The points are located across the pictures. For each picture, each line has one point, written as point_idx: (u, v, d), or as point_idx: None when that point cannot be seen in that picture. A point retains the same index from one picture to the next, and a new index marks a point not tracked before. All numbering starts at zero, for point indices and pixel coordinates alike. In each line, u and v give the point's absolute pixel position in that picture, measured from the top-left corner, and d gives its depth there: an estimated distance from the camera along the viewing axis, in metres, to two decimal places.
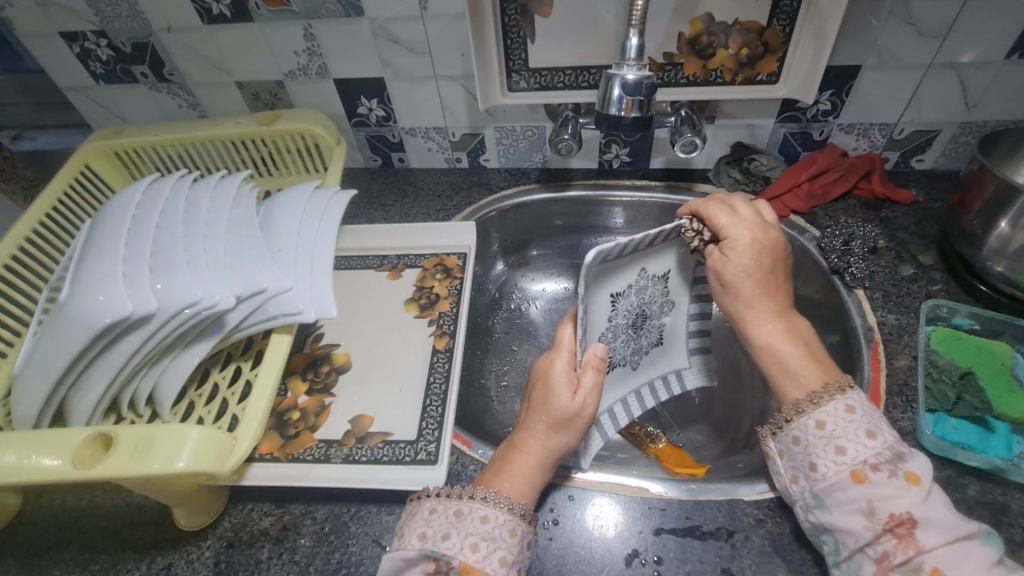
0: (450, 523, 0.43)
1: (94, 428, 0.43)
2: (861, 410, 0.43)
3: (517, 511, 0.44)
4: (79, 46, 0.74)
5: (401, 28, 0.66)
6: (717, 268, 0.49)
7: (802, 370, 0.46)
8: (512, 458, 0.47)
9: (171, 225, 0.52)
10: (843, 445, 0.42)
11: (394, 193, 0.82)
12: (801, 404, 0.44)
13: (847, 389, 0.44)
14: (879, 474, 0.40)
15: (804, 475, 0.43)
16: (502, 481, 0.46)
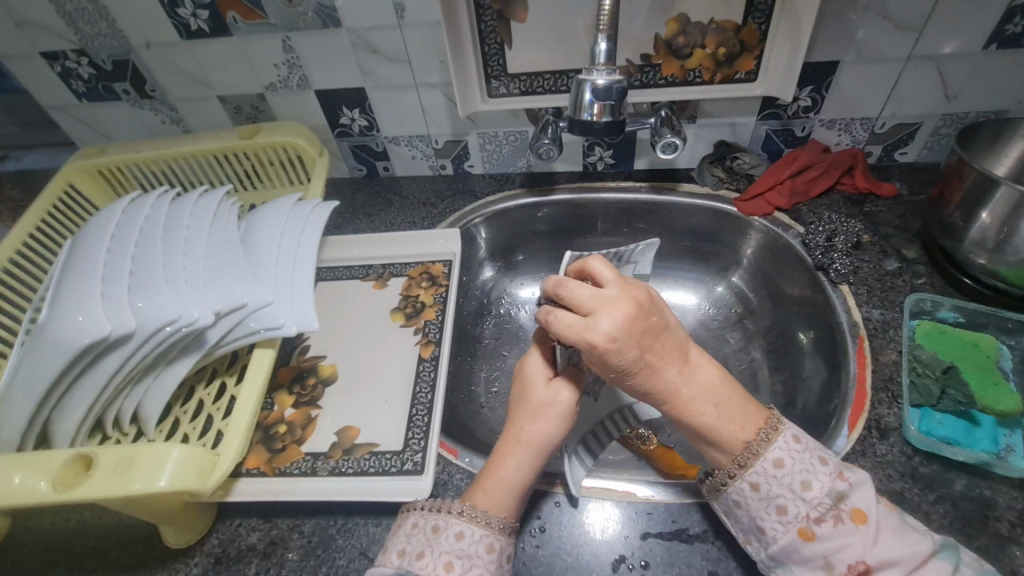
0: (425, 541, 0.43)
1: (76, 449, 0.43)
2: (790, 454, 0.43)
3: (495, 526, 0.44)
4: (59, 65, 0.74)
5: (378, 37, 0.66)
6: (601, 358, 0.43)
7: (724, 433, 0.44)
8: (493, 468, 0.48)
9: (151, 243, 0.52)
10: (783, 504, 0.42)
11: (380, 202, 0.82)
12: (739, 461, 0.43)
13: (774, 435, 0.44)
14: (824, 527, 0.41)
15: (755, 536, 0.43)
16: (486, 494, 0.46)
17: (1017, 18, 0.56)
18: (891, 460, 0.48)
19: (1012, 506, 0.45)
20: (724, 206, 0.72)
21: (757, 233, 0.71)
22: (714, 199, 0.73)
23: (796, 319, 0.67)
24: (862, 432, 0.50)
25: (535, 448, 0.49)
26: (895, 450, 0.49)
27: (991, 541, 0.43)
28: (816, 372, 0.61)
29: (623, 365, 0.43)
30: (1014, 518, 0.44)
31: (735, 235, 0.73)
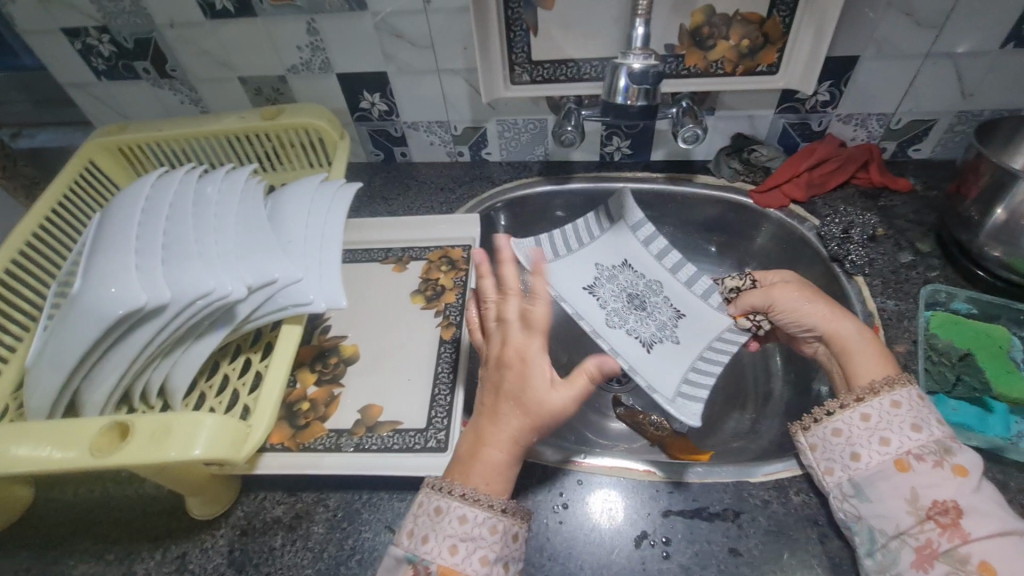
0: (429, 523, 0.43)
1: (109, 418, 0.43)
2: (909, 400, 0.45)
3: (496, 508, 0.44)
4: (80, 42, 0.74)
5: (403, 22, 0.67)
6: (779, 295, 0.58)
7: (866, 368, 0.49)
8: (484, 447, 0.45)
9: (181, 218, 0.52)
10: (887, 436, 0.44)
11: (397, 187, 0.82)
12: (873, 388, 0.47)
13: (897, 386, 0.46)
14: (924, 464, 0.42)
15: (841, 467, 0.45)
16: (484, 477, 0.44)
17: None
18: None
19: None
20: (741, 197, 0.73)
21: (772, 224, 0.72)
22: (731, 190, 0.73)
23: None
24: None
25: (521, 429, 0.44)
26: None
27: None
28: None
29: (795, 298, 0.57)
30: None
31: (750, 227, 0.74)
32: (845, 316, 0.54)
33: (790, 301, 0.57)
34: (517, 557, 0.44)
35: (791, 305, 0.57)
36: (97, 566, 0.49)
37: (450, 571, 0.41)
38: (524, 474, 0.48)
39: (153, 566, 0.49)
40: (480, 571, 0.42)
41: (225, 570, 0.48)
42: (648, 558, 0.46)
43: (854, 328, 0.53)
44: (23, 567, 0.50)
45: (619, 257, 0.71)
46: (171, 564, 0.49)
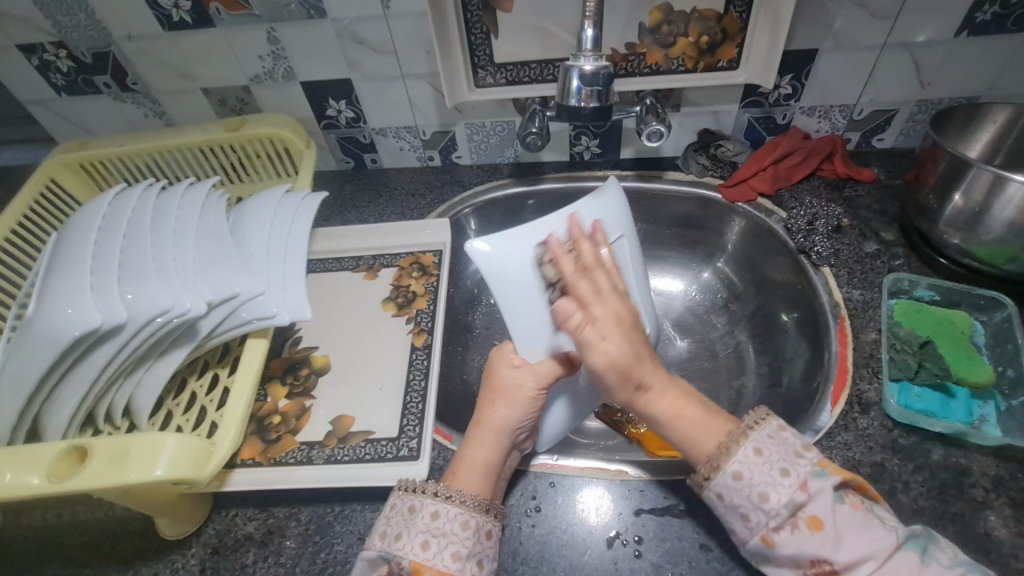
0: (403, 522, 0.44)
1: (67, 441, 0.43)
2: (749, 466, 0.41)
3: (469, 504, 0.45)
4: (37, 58, 0.73)
5: (364, 28, 0.66)
6: (603, 314, 0.46)
7: (699, 433, 0.44)
8: (465, 453, 0.49)
9: (139, 235, 0.52)
10: (759, 500, 0.40)
11: (368, 194, 0.82)
12: (715, 460, 0.42)
13: (746, 434, 0.42)
14: (783, 533, 0.39)
15: (731, 536, 0.42)
16: (462, 477, 0.47)
17: (987, 6, 0.58)
18: (872, 432, 0.50)
19: (986, 472, 0.47)
20: (710, 192, 0.73)
21: (741, 219, 0.72)
22: (699, 185, 0.74)
23: (779, 303, 0.69)
24: (844, 408, 0.52)
25: (496, 431, 0.50)
26: (875, 423, 0.51)
27: (966, 506, 0.45)
28: (799, 352, 0.63)
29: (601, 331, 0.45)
30: (987, 484, 0.46)
31: (720, 221, 0.75)
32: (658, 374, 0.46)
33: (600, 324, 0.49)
34: (491, 556, 0.44)
35: (586, 327, 0.45)
36: None
37: (423, 567, 0.41)
38: (498, 480, 0.48)
39: None
40: (452, 567, 0.42)
41: None
42: (620, 557, 0.46)
43: (666, 388, 0.46)
44: None
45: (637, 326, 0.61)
46: None
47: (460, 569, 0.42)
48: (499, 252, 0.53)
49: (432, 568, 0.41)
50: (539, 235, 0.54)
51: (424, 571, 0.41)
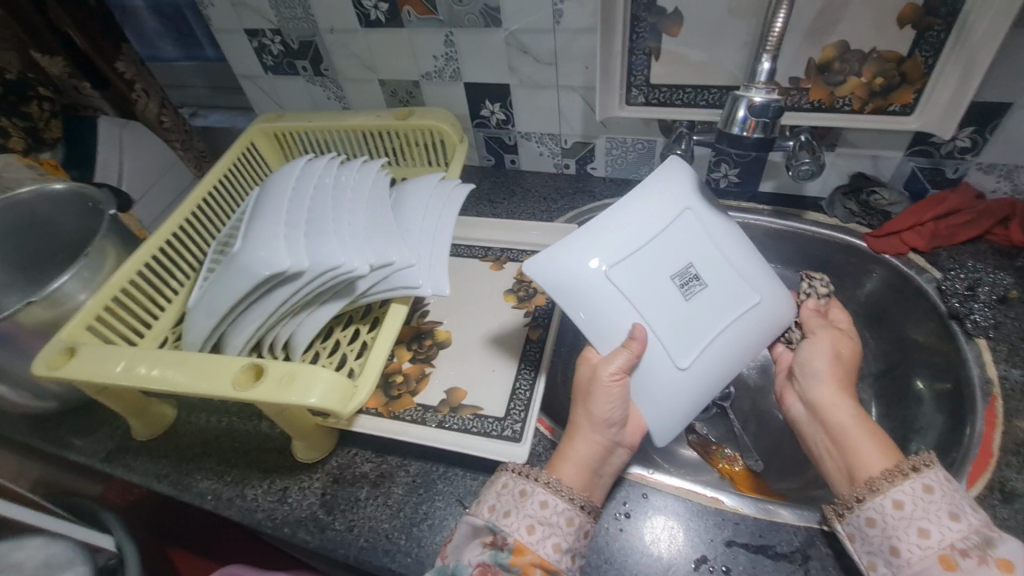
0: (513, 501, 0.46)
1: (248, 359, 0.51)
2: (914, 499, 0.42)
3: (576, 502, 0.47)
4: (257, 41, 0.87)
5: (531, 39, 0.71)
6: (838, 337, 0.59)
7: (868, 455, 0.47)
8: (565, 449, 0.51)
9: (323, 199, 0.60)
10: (925, 526, 0.41)
11: (504, 192, 0.88)
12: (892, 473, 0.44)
13: (921, 465, 0.43)
14: (968, 560, 0.39)
15: (883, 561, 0.42)
16: (561, 470, 0.49)
17: None
18: (1013, 526, 0.46)
19: None
20: (854, 239, 0.70)
21: (884, 272, 0.68)
22: (842, 230, 0.71)
23: (917, 367, 0.64)
24: (982, 492, 0.48)
25: (591, 420, 0.52)
26: (1019, 516, 0.46)
27: None
28: (933, 424, 0.58)
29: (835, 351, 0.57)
30: None
31: (858, 271, 0.71)
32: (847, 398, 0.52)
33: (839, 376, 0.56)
34: (583, 554, 0.47)
35: (805, 377, 0.57)
36: (217, 483, 0.58)
37: (525, 548, 0.44)
38: (596, 476, 0.50)
39: (260, 494, 0.57)
40: (551, 556, 0.44)
41: (318, 510, 0.54)
42: None
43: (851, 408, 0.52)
44: (161, 474, 0.60)
45: (726, 299, 0.56)
46: (274, 495, 0.56)
47: (558, 560, 0.45)
48: (552, 260, 0.54)
49: (534, 553, 0.44)
50: (592, 235, 0.55)
51: (526, 553, 0.44)
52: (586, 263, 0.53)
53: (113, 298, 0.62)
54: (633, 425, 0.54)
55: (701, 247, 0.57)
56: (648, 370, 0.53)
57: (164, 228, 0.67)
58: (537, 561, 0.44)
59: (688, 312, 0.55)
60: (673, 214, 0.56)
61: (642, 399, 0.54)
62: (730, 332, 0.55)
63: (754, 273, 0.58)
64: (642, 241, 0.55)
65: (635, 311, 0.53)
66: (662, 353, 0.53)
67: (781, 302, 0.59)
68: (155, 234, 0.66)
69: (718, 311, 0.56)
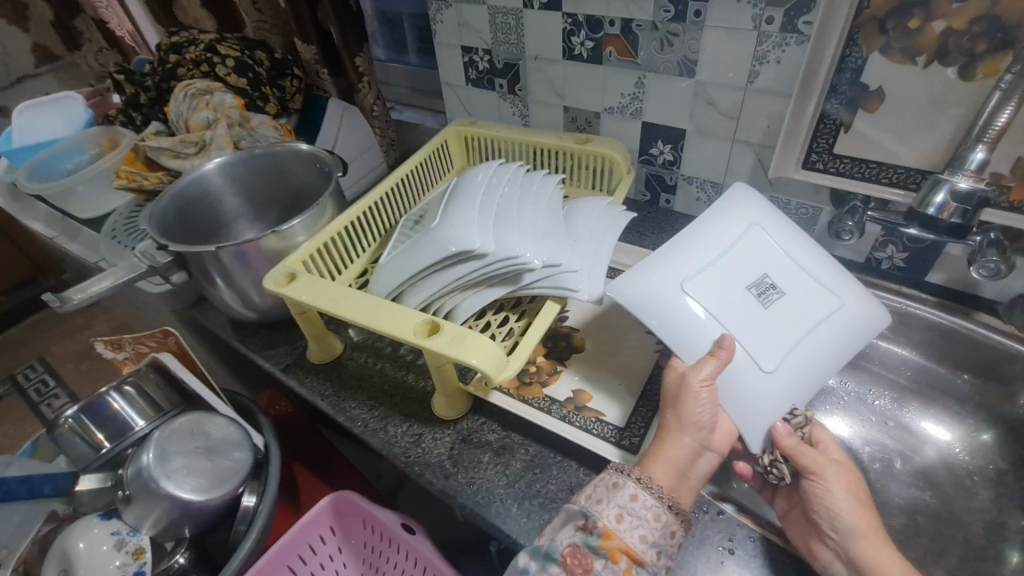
0: (605, 491, 0.49)
1: (427, 316, 0.60)
2: None
3: (665, 501, 0.48)
4: (469, 58, 1.01)
5: (720, 93, 0.76)
6: (836, 470, 0.51)
7: None
8: (656, 449, 0.52)
9: (509, 199, 0.70)
10: None
11: (654, 227, 0.93)
12: None
13: None
14: None
15: None
16: (656, 470, 0.50)
17: None
18: None
19: None
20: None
21: None
22: (1019, 339, 0.67)
23: None
24: None
25: (683, 426, 0.53)
26: None
27: None
28: None
29: (829, 483, 0.51)
30: None
31: None
32: (886, 548, 0.48)
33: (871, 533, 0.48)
34: (670, 555, 0.48)
35: (835, 530, 0.49)
36: (366, 414, 0.68)
37: (613, 534, 0.46)
38: (685, 477, 0.51)
39: (399, 433, 0.65)
40: (637, 546, 0.46)
41: (445, 460, 0.62)
42: None
43: (883, 544, 0.48)
44: (324, 394, 0.71)
45: (798, 302, 0.62)
46: (411, 437, 0.65)
47: (644, 551, 0.46)
48: (631, 282, 0.60)
49: (620, 539, 0.46)
50: (665, 256, 0.62)
51: (613, 538, 0.46)
52: (653, 278, 0.60)
53: (325, 243, 0.75)
54: (722, 435, 0.56)
55: (771, 258, 0.64)
56: (738, 372, 0.58)
57: (370, 196, 0.81)
58: (624, 548, 0.46)
59: (769, 317, 0.60)
60: (741, 233, 0.64)
61: (733, 407, 0.57)
62: (816, 336, 0.60)
63: (831, 283, 0.64)
64: (718, 257, 0.63)
65: (717, 323, 0.59)
66: (748, 357, 0.58)
67: (869, 310, 0.63)
68: (363, 199, 0.80)
69: (799, 315, 0.61)
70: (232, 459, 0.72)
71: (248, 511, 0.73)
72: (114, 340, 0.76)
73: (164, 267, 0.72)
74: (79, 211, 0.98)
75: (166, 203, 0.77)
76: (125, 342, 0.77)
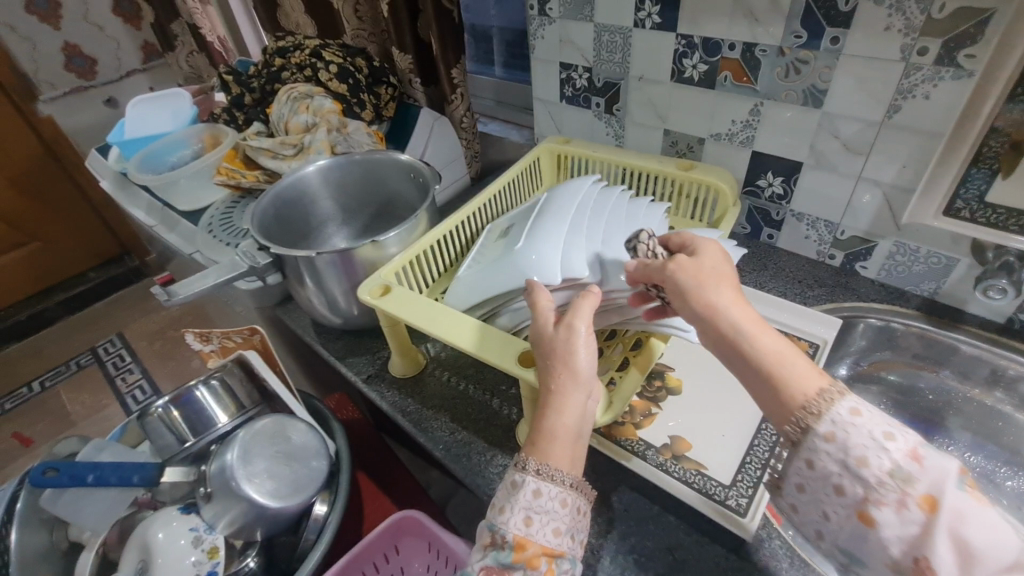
0: (506, 496, 0.44)
1: (526, 344, 0.57)
2: (849, 429, 0.38)
3: (568, 484, 0.44)
4: (567, 75, 0.98)
5: (851, 126, 0.70)
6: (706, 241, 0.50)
7: (782, 377, 0.41)
8: (548, 425, 0.45)
9: (612, 227, 0.66)
10: (842, 485, 0.38)
11: (753, 262, 0.87)
12: (811, 406, 0.40)
13: (836, 397, 0.40)
14: (884, 511, 0.36)
15: (825, 530, 0.41)
16: (555, 452, 0.44)
17: None
18: None
19: None
20: None
21: None
22: None
23: None
24: None
25: (578, 380, 0.46)
26: None
27: None
28: None
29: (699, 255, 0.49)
30: None
31: None
32: (729, 291, 0.45)
33: (700, 280, 0.46)
34: (582, 529, 0.45)
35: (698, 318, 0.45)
36: (449, 437, 0.65)
37: (525, 542, 0.42)
38: (582, 445, 0.46)
39: (484, 462, 0.62)
40: (553, 542, 0.43)
41: None
42: None
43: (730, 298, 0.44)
44: (405, 410, 0.69)
45: (526, 216, 0.75)
46: (495, 468, 0.62)
47: (559, 544, 0.43)
48: (468, 285, 0.68)
49: (535, 544, 0.42)
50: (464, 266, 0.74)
51: (527, 547, 0.42)
52: (469, 273, 0.70)
53: (417, 255, 0.74)
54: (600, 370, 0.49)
55: (518, 217, 0.78)
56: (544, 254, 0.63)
57: (463, 211, 0.79)
58: (540, 551, 0.42)
59: (518, 229, 0.72)
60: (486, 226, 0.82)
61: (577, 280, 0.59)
62: (567, 200, 0.71)
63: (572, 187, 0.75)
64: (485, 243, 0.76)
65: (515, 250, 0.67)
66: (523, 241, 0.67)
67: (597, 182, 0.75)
68: (456, 213, 0.78)
69: (537, 210, 0.74)
70: (310, 467, 0.72)
71: (319, 520, 0.72)
72: (203, 333, 0.78)
73: (263, 268, 0.73)
74: (179, 203, 1.01)
75: (267, 203, 0.78)
76: (213, 336, 0.79)
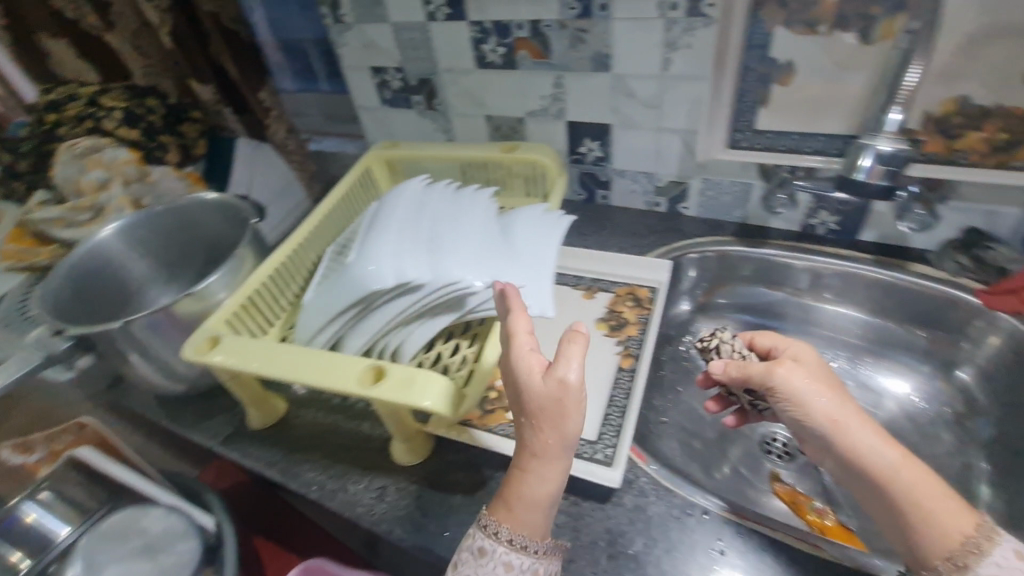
0: (473, 562, 0.44)
1: (370, 361, 0.56)
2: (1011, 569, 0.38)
3: (534, 554, 0.44)
4: (381, 78, 0.96)
5: (638, 83, 0.76)
6: (798, 346, 0.56)
7: (938, 517, 0.42)
8: (519, 490, 0.44)
9: (439, 223, 0.66)
10: None
11: (593, 225, 0.91)
12: (973, 546, 0.40)
13: (992, 539, 0.40)
14: None
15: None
16: (526, 520, 0.44)
17: None
18: None
19: None
20: (967, 295, 0.68)
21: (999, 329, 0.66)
22: (955, 285, 0.69)
23: None
24: None
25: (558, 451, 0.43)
26: None
27: None
28: None
29: (802, 363, 0.54)
30: None
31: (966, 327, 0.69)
32: (829, 393, 0.50)
33: (794, 389, 0.50)
34: None
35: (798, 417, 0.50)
36: (322, 475, 0.62)
37: None
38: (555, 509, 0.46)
39: (360, 490, 0.60)
40: None
41: (414, 511, 0.57)
42: None
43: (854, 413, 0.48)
44: (271, 461, 0.65)
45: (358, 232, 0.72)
46: (373, 492, 0.60)
47: None
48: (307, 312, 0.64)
49: None
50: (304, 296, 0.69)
51: None
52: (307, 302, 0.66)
53: (249, 296, 0.69)
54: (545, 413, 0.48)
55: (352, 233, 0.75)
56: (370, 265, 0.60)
57: (292, 239, 0.75)
58: None
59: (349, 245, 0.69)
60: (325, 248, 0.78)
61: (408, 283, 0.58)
62: (391, 203, 0.69)
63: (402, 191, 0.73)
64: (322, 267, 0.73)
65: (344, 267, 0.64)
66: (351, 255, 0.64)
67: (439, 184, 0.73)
68: (286, 242, 0.74)
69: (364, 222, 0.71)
70: (177, 553, 0.75)
71: None
72: (20, 442, 0.75)
73: (65, 353, 0.64)
74: None
75: (60, 280, 0.69)
76: (35, 443, 0.76)
